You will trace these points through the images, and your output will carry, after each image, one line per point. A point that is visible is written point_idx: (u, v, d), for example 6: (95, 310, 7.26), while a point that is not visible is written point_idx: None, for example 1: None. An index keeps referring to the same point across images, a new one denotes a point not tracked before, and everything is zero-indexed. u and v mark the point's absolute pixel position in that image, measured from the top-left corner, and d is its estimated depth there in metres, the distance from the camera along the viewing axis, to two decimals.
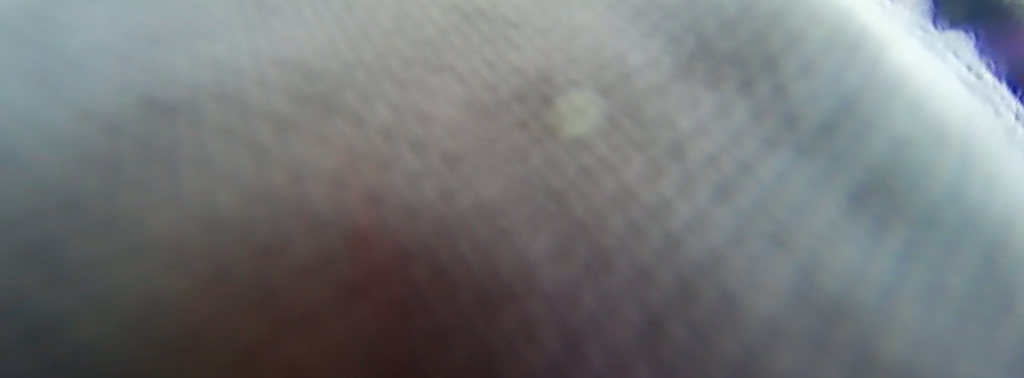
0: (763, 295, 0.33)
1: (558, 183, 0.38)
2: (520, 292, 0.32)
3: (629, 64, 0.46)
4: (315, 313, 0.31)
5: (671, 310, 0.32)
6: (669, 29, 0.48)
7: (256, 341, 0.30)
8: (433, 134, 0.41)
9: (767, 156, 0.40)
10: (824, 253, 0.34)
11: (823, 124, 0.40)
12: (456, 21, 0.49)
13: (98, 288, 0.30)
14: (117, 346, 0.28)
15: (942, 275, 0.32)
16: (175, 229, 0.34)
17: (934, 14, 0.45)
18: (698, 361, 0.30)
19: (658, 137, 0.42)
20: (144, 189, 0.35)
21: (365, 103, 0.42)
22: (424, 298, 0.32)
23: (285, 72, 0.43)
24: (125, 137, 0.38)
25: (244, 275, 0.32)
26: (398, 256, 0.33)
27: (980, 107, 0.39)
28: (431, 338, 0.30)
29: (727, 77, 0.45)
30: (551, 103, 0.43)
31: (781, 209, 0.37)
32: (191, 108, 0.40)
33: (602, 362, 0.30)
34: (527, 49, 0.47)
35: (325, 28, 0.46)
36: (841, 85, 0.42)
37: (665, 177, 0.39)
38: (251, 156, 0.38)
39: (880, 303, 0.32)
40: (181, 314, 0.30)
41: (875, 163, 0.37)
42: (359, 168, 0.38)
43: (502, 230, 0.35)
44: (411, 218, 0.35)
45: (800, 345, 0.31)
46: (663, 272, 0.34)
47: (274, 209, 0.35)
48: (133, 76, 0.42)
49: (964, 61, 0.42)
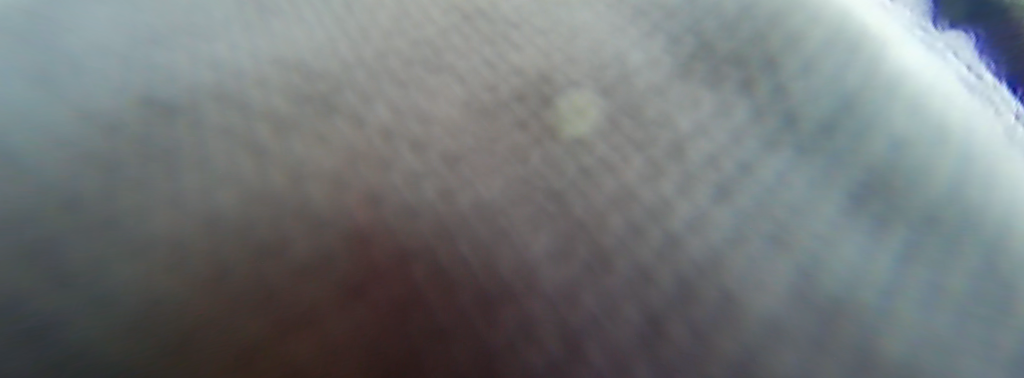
0: (764, 295, 0.33)
1: (558, 183, 0.38)
2: (520, 292, 0.32)
3: (629, 64, 0.46)
4: (314, 313, 0.31)
5: (671, 310, 0.32)
6: (670, 29, 0.48)
7: (256, 341, 0.29)
8: (433, 134, 0.41)
9: (768, 156, 0.40)
10: (824, 254, 0.34)
11: (824, 123, 0.41)
12: (456, 20, 0.49)
13: (97, 289, 0.30)
14: (116, 346, 0.28)
15: (942, 275, 0.32)
16: (175, 228, 0.34)
17: (934, 15, 0.45)
18: (698, 361, 0.30)
19: (658, 137, 0.41)
20: (145, 189, 0.35)
21: (365, 103, 0.42)
22: (424, 297, 0.32)
23: (285, 72, 0.43)
24: (125, 137, 0.38)
25: (243, 275, 0.32)
26: (398, 255, 0.33)
27: (980, 107, 0.39)
28: (431, 338, 0.30)
29: (727, 77, 0.45)
30: (552, 103, 0.43)
31: (781, 209, 0.37)
32: (190, 108, 0.40)
33: (602, 362, 0.29)
34: (526, 48, 0.47)
35: (325, 28, 0.46)
36: (841, 84, 0.42)
37: (665, 177, 0.39)
38: (251, 156, 0.38)
39: (880, 303, 0.32)
40: (181, 314, 0.30)
41: (877, 162, 0.38)
42: (358, 168, 0.38)
43: (502, 230, 0.35)
44: (411, 218, 0.35)
45: (801, 346, 0.30)
46: (663, 272, 0.34)
47: (275, 208, 0.35)
48: (133, 75, 0.42)
49: (964, 61, 0.42)
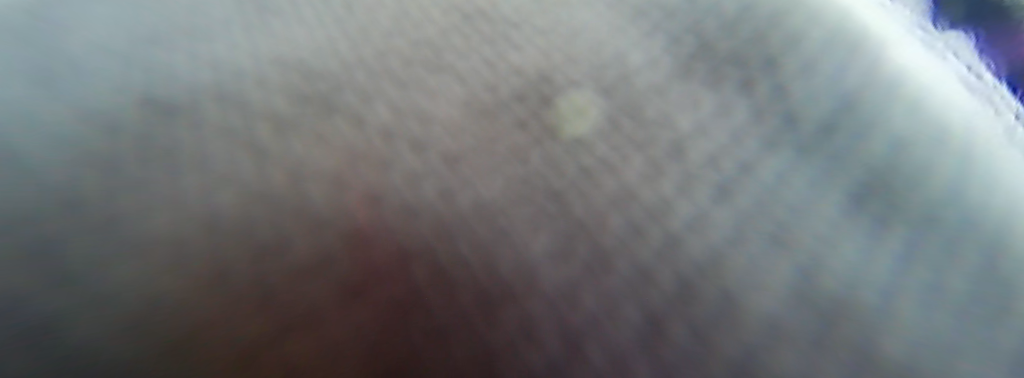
0: (764, 295, 0.33)
1: (558, 183, 0.38)
2: (520, 292, 0.32)
3: (630, 64, 0.46)
4: (314, 313, 0.31)
5: (671, 311, 0.32)
6: (669, 29, 0.48)
7: (256, 340, 0.30)
8: (434, 134, 0.41)
9: (767, 156, 0.40)
10: (825, 254, 0.34)
11: (823, 123, 0.41)
12: (456, 20, 0.49)
13: (98, 288, 0.30)
14: (116, 346, 0.28)
15: (942, 275, 0.32)
16: (176, 228, 0.34)
17: (934, 14, 0.45)
18: (699, 361, 0.30)
19: (658, 137, 0.41)
20: (145, 189, 0.35)
21: (366, 103, 0.42)
22: (424, 297, 0.32)
23: (285, 72, 0.43)
24: (125, 137, 0.38)
25: (243, 275, 0.32)
26: (398, 255, 0.33)
27: (980, 107, 0.39)
28: (431, 338, 0.30)
29: (727, 77, 0.45)
30: (552, 103, 0.43)
31: (781, 209, 0.37)
32: (190, 107, 0.40)
33: (602, 361, 0.29)
34: (526, 48, 0.47)
35: (325, 28, 0.46)
36: (841, 84, 0.42)
37: (665, 177, 0.39)
38: (252, 156, 0.38)
39: (880, 303, 0.32)
40: (180, 313, 0.30)
41: (877, 163, 0.38)
42: (358, 168, 0.38)
43: (502, 229, 0.35)
44: (411, 218, 0.35)
45: (800, 345, 0.30)
46: (663, 272, 0.34)
47: (275, 209, 0.35)
48: (134, 75, 0.42)
49: (964, 62, 0.42)
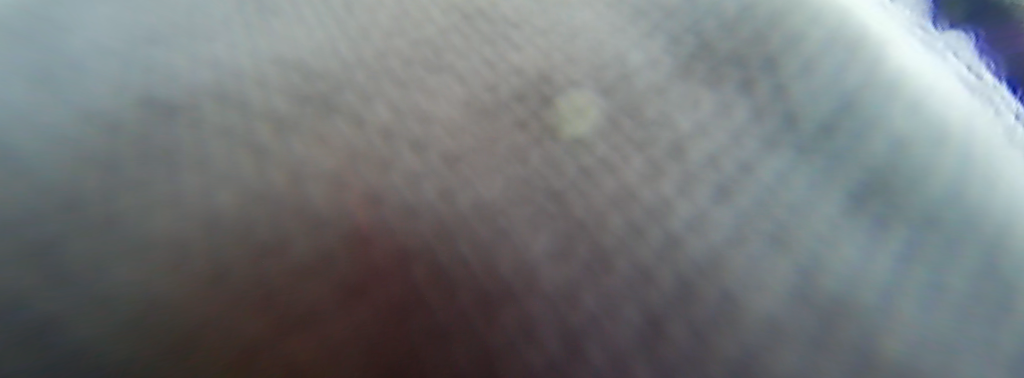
0: (763, 295, 0.33)
1: (558, 183, 0.38)
2: (520, 292, 0.32)
3: (629, 64, 0.46)
4: (314, 313, 0.31)
5: (671, 311, 0.32)
6: (669, 30, 0.48)
7: (256, 340, 0.30)
8: (434, 134, 0.41)
9: (767, 156, 0.40)
10: (825, 254, 0.34)
11: (823, 123, 0.41)
12: (456, 20, 0.49)
13: (97, 288, 0.30)
14: (117, 346, 0.28)
15: (942, 275, 0.32)
16: (176, 228, 0.34)
17: (934, 14, 0.45)
18: (698, 361, 0.30)
19: (658, 137, 0.41)
20: (145, 189, 0.35)
21: (366, 103, 0.42)
22: (423, 297, 0.32)
23: (286, 72, 0.43)
24: (124, 137, 0.38)
25: (243, 275, 0.32)
26: (397, 255, 0.33)
27: (979, 108, 0.39)
28: (431, 338, 0.30)
29: (727, 77, 0.45)
30: (551, 103, 0.43)
31: (781, 209, 0.37)
32: (190, 108, 0.40)
33: (602, 361, 0.29)
34: (526, 48, 0.47)
35: (325, 28, 0.46)
36: (841, 85, 0.42)
37: (665, 178, 0.39)
38: (252, 156, 0.38)
39: (880, 303, 0.32)
40: (179, 312, 0.30)
41: (877, 163, 0.38)
42: (358, 168, 0.38)
43: (502, 230, 0.35)
44: (411, 218, 0.35)
45: (799, 345, 0.31)
46: (663, 271, 0.34)
47: (274, 209, 0.35)
48: (134, 75, 0.42)
49: (964, 61, 0.42)
